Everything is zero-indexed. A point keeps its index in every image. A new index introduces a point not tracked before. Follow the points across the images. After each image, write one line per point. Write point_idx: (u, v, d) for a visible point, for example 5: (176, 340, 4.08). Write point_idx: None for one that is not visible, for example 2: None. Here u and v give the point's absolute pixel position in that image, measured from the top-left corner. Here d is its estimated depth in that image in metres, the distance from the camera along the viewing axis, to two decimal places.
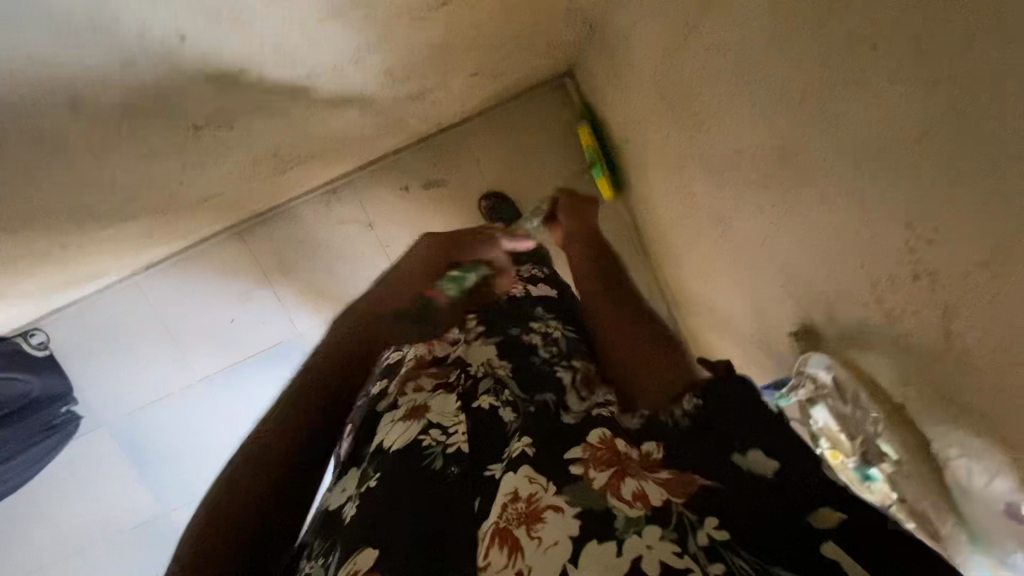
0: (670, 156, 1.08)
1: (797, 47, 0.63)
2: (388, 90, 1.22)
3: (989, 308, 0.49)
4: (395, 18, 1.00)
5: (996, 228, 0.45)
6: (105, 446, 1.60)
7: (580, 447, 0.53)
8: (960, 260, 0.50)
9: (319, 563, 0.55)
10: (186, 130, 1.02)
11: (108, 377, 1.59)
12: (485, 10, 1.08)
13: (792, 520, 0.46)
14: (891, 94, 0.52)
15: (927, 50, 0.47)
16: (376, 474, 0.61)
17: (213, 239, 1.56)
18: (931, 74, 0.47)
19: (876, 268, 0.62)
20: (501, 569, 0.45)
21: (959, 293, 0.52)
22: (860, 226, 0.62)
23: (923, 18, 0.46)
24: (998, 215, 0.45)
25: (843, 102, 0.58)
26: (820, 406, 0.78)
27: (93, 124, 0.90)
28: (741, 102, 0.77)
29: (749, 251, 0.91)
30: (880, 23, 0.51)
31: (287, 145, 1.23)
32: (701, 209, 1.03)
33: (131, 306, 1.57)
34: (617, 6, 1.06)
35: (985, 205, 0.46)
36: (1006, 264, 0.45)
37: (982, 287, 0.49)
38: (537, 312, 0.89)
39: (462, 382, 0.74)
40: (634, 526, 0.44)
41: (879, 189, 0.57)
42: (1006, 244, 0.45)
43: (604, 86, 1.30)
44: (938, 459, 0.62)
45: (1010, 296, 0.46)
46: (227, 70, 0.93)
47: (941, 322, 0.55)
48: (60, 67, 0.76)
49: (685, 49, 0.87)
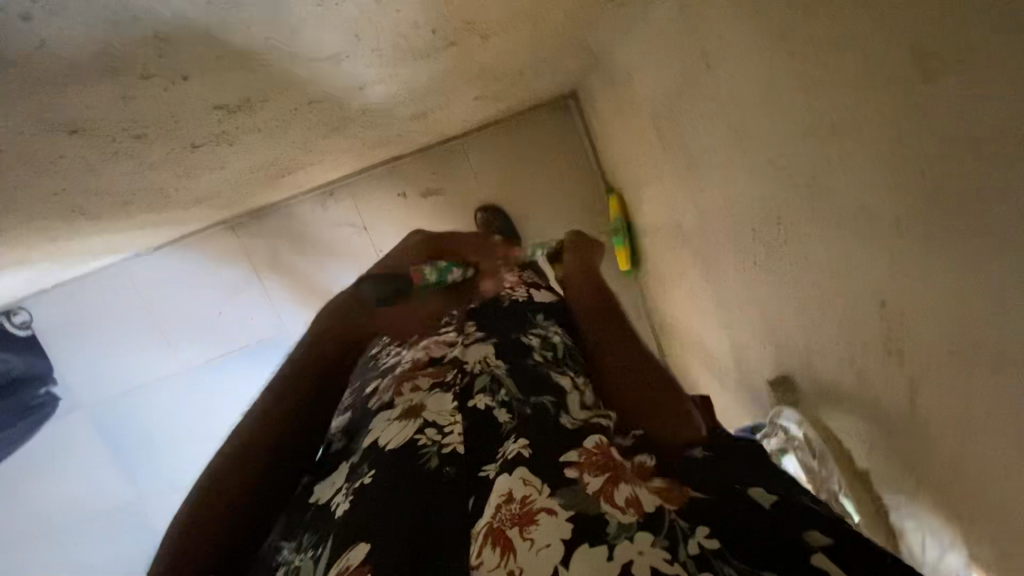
0: (667, 194, 1.12)
1: (779, 111, 0.67)
2: (391, 111, 1.10)
3: (952, 393, 0.52)
4: (401, 60, 0.91)
5: (961, 324, 0.49)
6: (82, 428, 1.59)
7: (574, 453, 0.55)
8: (926, 345, 0.54)
9: (308, 556, 0.55)
10: (184, 149, 0.91)
11: (92, 361, 1.60)
12: (506, 50, 1.01)
13: (792, 536, 0.44)
14: (870, 184, 0.55)
15: (903, 150, 0.50)
16: (371, 472, 0.60)
17: (206, 232, 1.56)
18: (905, 177, 0.50)
19: (844, 323, 0.66)
20: (493, 568, 0.47)
21: (923, 372, 0.56)
22: (834, 290, 0.66)
23: (900, 125, 0.49)
24: (965, 317, 0.48)
25: (829, 176, 0.61)
26: (790, 458, 0.84)
27: (92, 153, 0.81)
28: (730, 151, 0.81)
29: (731, 288, 0.96)
30: (859, 116, 0.54)
31: (287, 157, 1.12)
32: (691, 246, 1.08)
33: (118, 292, 1.57)
34: (620, 45, 1.08)
35: (952, 300, 0.49)
36: (968, 355, 0.49)
37: (948, 373, 0.52)
38: (535, 318, 0.88)
39: (456, 380, 0.71)
40: (625, 531, 0.46)
41: (855, 260, 0.61)
42: (969, 343, 0.49)
43: (605, 115, 1.33)
44: (895, 527, 0.67)
45: (972, 386, 0.50)
46: (232, 101, 0.84)
47: (901, 390, 0.60)
48: (55, 112, 0.68)
49: (684, 96, 0.90)
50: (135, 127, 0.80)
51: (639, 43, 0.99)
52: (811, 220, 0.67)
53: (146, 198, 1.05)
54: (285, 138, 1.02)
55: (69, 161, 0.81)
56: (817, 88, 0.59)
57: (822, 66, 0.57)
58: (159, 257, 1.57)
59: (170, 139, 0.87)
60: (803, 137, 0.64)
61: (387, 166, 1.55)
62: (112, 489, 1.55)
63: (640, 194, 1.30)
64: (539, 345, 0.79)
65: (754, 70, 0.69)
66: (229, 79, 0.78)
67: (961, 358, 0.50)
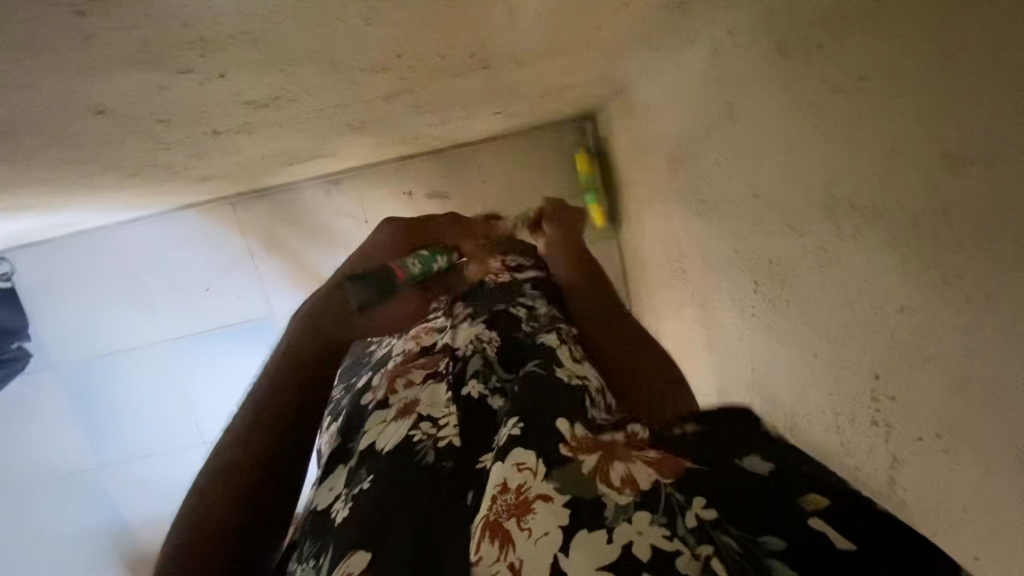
0: (674, 232, 1.13)
1: (797, 177, 0.68)
2: (412, 117, 1.09)
3: (933, 477, 0.54)
4: (434, 76, 0.90)
5: (954, 413, 0.51)
6: (51, 390, 1.56)
7: (568, 424, 0.57)
8: (914, 428, 0.56)
9: (309, 566, 0.52)
10: (202, 135, 0.89)
11: (67, 322, 1.55)
12: (535, 73, 1.01)
13: (782, 498, 0.45)
14: (881, 263, 0.56)
15: (920, 239, 0.51)
16: (369, 476, 0.58)
17: (203, 206, 1.53)
18: (919, 266, 0.52)
19: (837, 390, 0.67)
20: (493, 563, 0.46)
21: (906, 452, 0.57)
22: (829, 357, 0.67)
23: (922, 216, 0.50)
24: (962, 410, 0.50)
25: (836, 248, 0.63)
26: None
27: (115, 132, 0.79)
28: (744, 206, 0.82)
29: (726, 333, 0.96)
30: (878, 197, 0.55)
31: (301, 148, 1.11)
32: (692, 287, 1.09)
33: (105, 255, 1.53)
34: (646, 81, 1.08)
35: (949, 390, 0.51)
36: (959, 447, 0.51)
37: (933, 456, 0.54)
38: (517, 294, 0.94)
39: (448, 368, 0.76)
40: (623, 513, 0.46)
41: (855, 333, 0.62)
42: (959, 433, 0.50)
43: (622, 143, 1.33)
44: None
45: (957, 476, 0.51)
46: (260, 100, 0.81)
47: (884, 469, 0.61)
48: (84, 97, 0.66)
49: (705, 141, 0.91)
50: (159, 115, 0.77)
51: (667, 81, 0.99)
52: (817, 286, 0.67)
53: (155, 172, 1.03)
54: (304, 132, 1.01)
55: (87, 138, 0.79)
56: (842, 163, 0.59)
57: (851, 142, 0.58)
58: (154, 227, 1.53)
59: (192, 126, 0.85)
60: (822, 206, 0.64)
61: (398, 163, 1.54)
62: (83, 456, 1.61)
63: (644, 226, 1.30)
64: (528, 319, 0.84)
65: (781, 130, 0.69)
66: (265, 83, 0.76)
67: (954, 452, 0.51)
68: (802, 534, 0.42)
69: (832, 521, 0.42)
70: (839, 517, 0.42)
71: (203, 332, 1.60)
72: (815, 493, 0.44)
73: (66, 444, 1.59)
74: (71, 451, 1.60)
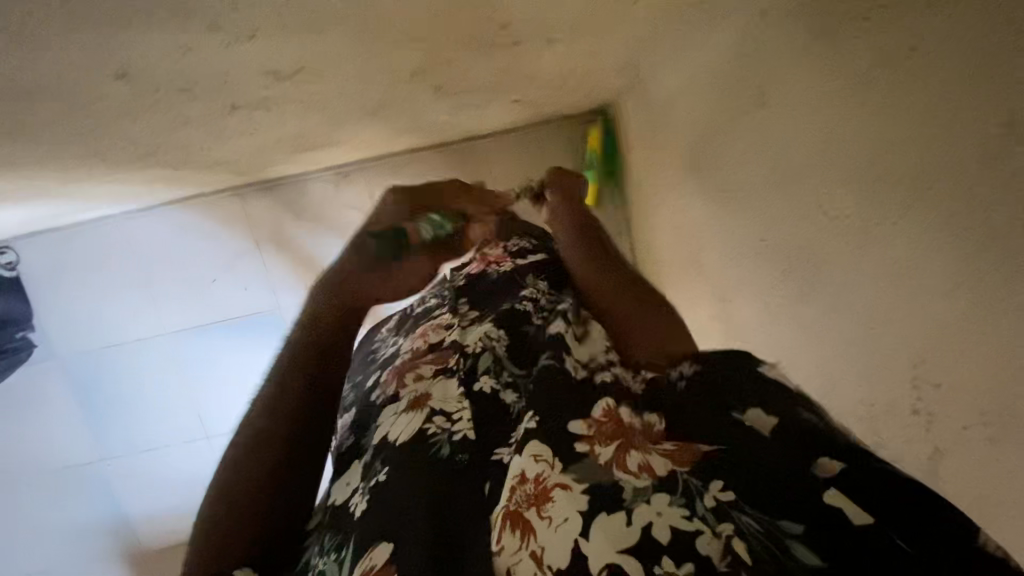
0: (692, 224, 1.11)
1: (832, 160, 0.66)
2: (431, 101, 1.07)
3: (977, 468, 0.53)
4: (459, 53, 0.88)
5: (1001, 397, 0.49)
6: (52, 380, 1.54)
7: (581, 420, 0.53)
8: (956, 416, 0.54)
9: (331, 559, 0.52)
10: (223, 107, 0.88)
11: (70, 311, 1.52)
12: (558, 56, 0.99)
13: (794, 468, 0.45)
14: (925, 245, 0.54)
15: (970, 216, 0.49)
16: (385, 469, 0.57)
17: (214, 197, 1.51)
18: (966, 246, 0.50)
19: (871, 379, 0.65)
20: (515, 553, 0.45)
21: (950, 443, 0.56)
22: (864, 347, 0.66)
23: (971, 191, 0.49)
24: (1012, 395, 0.48)
25: (876, 232, 0.61)
26: None
27: (137, 99, 0.77)
28: (772, 194, 0.80)
29: (747, 325, 0.95)
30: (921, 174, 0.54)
31: (316, 132, 1.09)
32: (710, 280, 1.07)
33: (110, 243, 1.51)
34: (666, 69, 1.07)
35: (996, 373, 0.49)
36: (1009, 437, 0.49)
37: (977, 447, 0.52)
38: (525, 282, 0.88)
39: (458, 363, 0.70)
40: (641, 496, 0.46)
41: (892, 321, 0.60)
42: (1007, 420, 0.49)
43: (638, 135, 1.31)
44: None
45: (1005, 465, 0.50)
46: (284, 68, 0.79)
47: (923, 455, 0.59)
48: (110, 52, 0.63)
49: (730, 129, 0.89)
50: (181, 81, 0.75)
51: (691, 68, 0.98)
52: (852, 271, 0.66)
53: (172, 147, 1.00)
54: (320, 107, 0.98)
55: (107, 104, 0.76)
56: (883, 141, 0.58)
57: (892, 121, 0.56)
58: (159, 217, 1.51)
59: (212, 96, 0.83)
60: (861, 188, 0.62)
61: (409, 155, 1.52)
62: (83, 449, 1.58)
63: (659, 219, 1.29)
64: (534, 308, 0.79)
65: (815, 111, 0.68)
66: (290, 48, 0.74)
67: (1000, 438, 0.50)
68: (815, 504, 0.43)
69: (844, 487, 0.44)
70: (848, 484, 0.44)
71: (208, 325, 1.58)
72: (826, 457, 0.46)
73: (65, 436, 1.56)
74: (70, 444, 1.57)
